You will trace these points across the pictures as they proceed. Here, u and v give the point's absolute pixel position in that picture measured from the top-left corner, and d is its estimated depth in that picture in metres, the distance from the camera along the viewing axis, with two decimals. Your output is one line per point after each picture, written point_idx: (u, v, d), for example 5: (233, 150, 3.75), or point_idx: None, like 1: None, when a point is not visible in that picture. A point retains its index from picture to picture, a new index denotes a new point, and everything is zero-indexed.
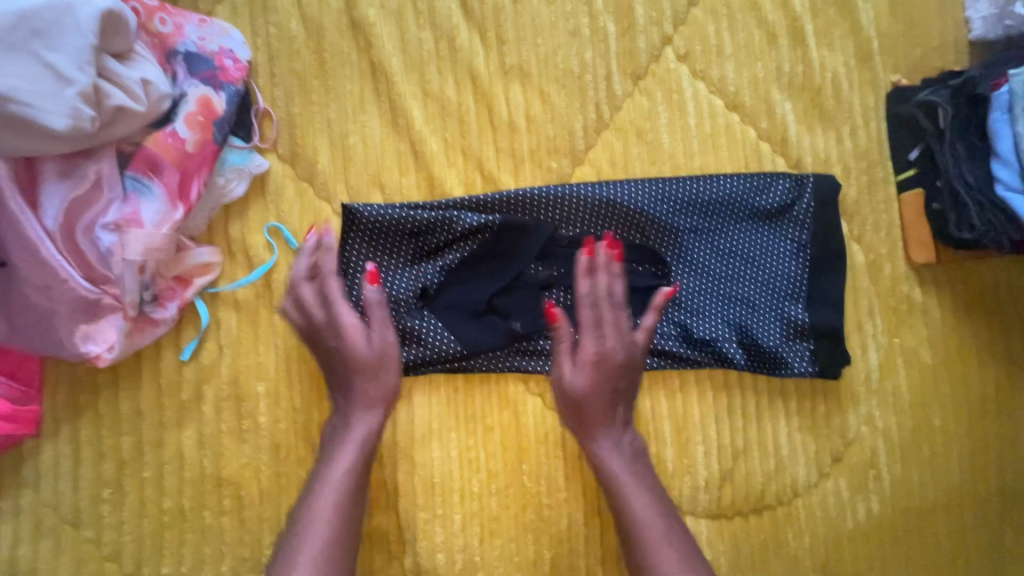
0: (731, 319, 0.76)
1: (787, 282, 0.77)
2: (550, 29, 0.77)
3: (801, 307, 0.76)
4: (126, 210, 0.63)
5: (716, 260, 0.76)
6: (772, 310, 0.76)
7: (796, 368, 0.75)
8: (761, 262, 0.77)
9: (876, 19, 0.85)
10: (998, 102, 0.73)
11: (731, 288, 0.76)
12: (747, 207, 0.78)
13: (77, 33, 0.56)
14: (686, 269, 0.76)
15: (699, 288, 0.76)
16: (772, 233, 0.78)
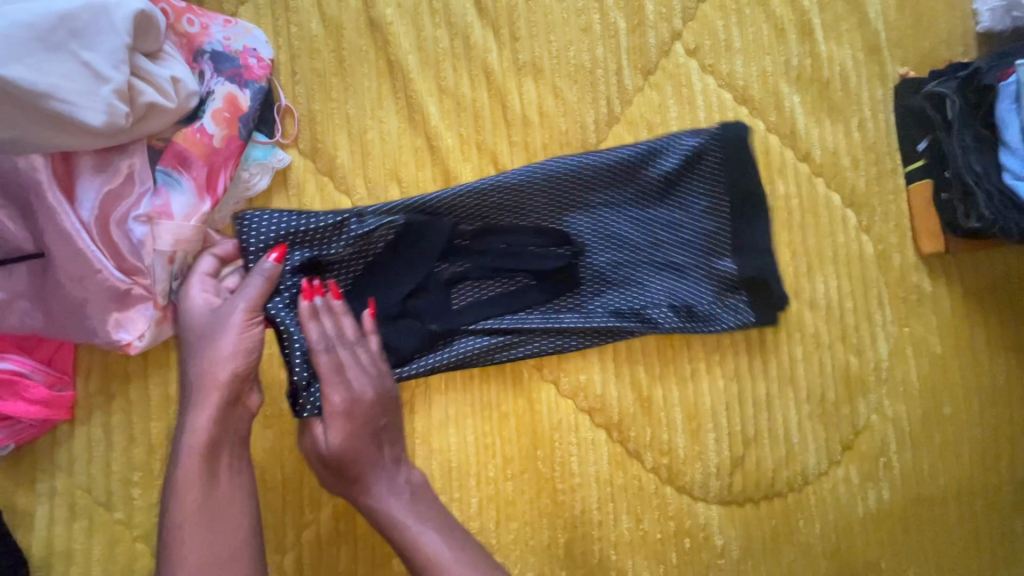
0: (680, 287, 0.75)
1: (704, 246, 0.76)
2: (563, 25, 0.79)
3: (728, 259, 0.75)
4: (156, 202, 0.65)
5: (621, 227, 0.76)
6: (702, 271, 0.75)
7: (736, 322, 0.75)
8: (668, 226, 0.76)
9: (884, 13, 0.86)
10: (1004, 93, 0.75)
11: (655, 254, 0.76)
12: (629, 174, 0.75)
13: (113, 34, 0.59)
14: (603, 244, 0.75)
15: (629, 258, 0.76)
16: (668, 198, 0.76)
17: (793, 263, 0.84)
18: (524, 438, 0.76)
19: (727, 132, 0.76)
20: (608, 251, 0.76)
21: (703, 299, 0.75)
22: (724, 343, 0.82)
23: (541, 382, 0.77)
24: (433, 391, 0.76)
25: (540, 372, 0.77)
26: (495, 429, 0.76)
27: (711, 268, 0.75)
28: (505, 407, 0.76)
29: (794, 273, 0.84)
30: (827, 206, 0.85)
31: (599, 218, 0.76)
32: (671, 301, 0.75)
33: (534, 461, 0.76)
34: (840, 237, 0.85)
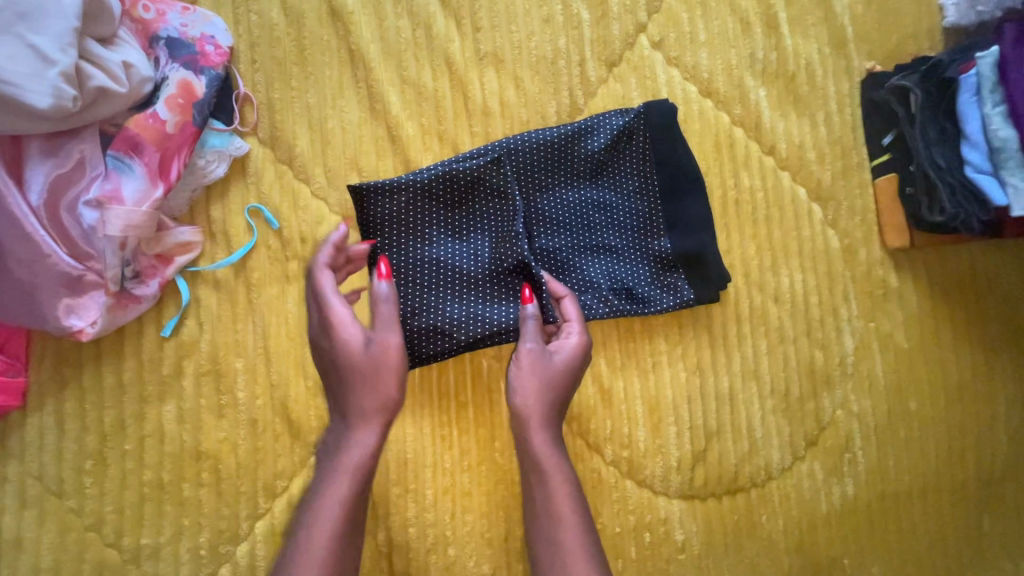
0: (612, 268, 0.77)
1: (637, 227, 0.78)
2: (525, 17, 0.79)
3: (663, 239, 0.78)
4: (107, 186, 0.65)
5: (559, 211, 0.77)
6: (633, 250, 0.77)
7: (675, 301, 0.77)
8: (603, 208, 0.78)
9: (850, 7, 0.86)
10: (965, 85, 0.74)
11: (589, 236, 0.77)
12: (564, 156, 0.77)
13: (61, 17, 0.59)
14: (536, 226, 0.76)
15: (563, 243, 0.76)
16: (602, 180, 0.78)
17: (758, 256, 0.84)
18: (482, 429, 0.75)
19: (653, 114, 0.79)
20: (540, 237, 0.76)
21: (635, 278, 0.77)
22: (686, 336, 0.81)
23: (498, 373, 0.77)
24: None
25: (498, 363, 0.77)
26: (451, 419, 0.75)
27: (644, 247, 0.78)
28: (463, 398, 0.76)
29: (759, 267, 0.83)
30: (793, 200, 0.85)
31: (535, 205, 0.77)
32: (605, 283, 0.76)
33: (491, 452, 0.75)
34: (805, 231, 0.85)
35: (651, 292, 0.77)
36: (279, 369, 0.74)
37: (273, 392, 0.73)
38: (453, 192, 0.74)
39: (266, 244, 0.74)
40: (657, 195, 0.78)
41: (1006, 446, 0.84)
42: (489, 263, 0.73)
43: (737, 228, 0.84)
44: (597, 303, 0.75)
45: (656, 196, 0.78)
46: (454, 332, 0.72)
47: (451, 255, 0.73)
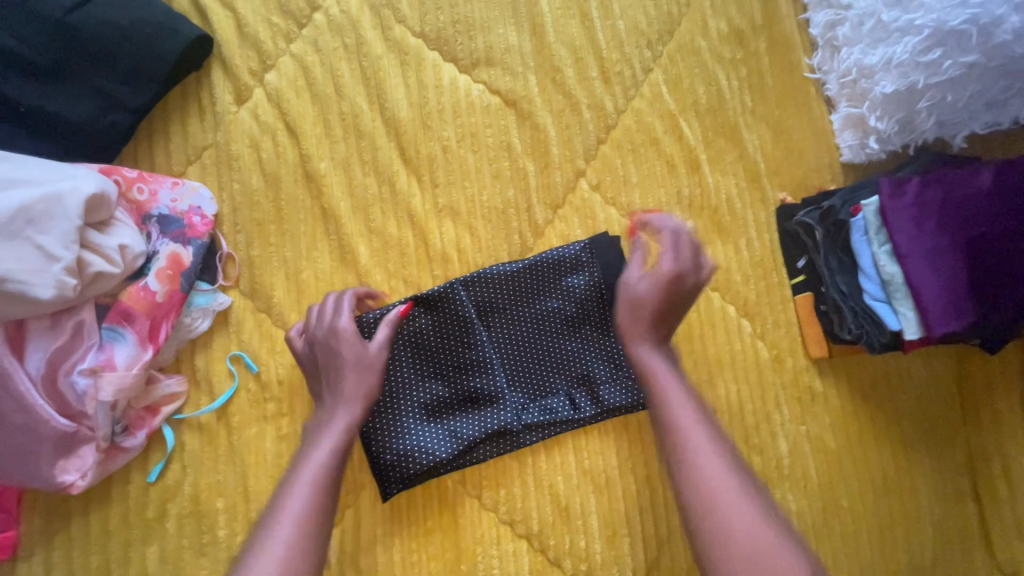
0: (571, 375, 0.86)
1: (594, 337, 0.87)
2: (477, 173, 0.90)
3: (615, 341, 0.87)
4: (100, 356, 0.72)
5: (521, 333, 0.86)
6: (589, 358, 0.87)
7: (629, 403, 0.86)
8: (562, 322, 0.87)
9: (761, 147, 0.98)
10: (856, 226, 0.86)
11: (548, 350, 0.86)
12: (520, 284, 0.86)
13: (65, 218, 0.68)
14: (498, 347, 0.85)
15: (525, 361, 0.85)
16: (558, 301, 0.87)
17: (695, 371, 0.93)
18: (448, 552, 0.82)
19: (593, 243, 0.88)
20: (501, 357, 0.85)
21: (592, 384, 0.86)
22: (636, 449, 0.89)
23: (463, 496, 0.83)
24: (365, 510, 0.81)
25: (463, 486, 0.84)
26: (420, 545, 0.81)
27: (600, 353, 0.87)
28: (430, 523, 0.82)
29: (697, 381, 0.92)
30: (723, 317, 0.94)
31: (497, 328, 0.85)
32: (565, 391, 0.86)
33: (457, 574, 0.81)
34: (736, 346, 0.94)
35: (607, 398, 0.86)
36: (257, 507, 0.79)
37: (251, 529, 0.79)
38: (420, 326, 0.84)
39: (246, 388, 0.82)
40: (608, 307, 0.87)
41: (932, 535, 0.92)
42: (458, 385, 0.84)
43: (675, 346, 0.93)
44: (559, 411, 0.85)
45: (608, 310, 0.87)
46: (430, 451, 0.81)
47: (422, 380, 0.83)
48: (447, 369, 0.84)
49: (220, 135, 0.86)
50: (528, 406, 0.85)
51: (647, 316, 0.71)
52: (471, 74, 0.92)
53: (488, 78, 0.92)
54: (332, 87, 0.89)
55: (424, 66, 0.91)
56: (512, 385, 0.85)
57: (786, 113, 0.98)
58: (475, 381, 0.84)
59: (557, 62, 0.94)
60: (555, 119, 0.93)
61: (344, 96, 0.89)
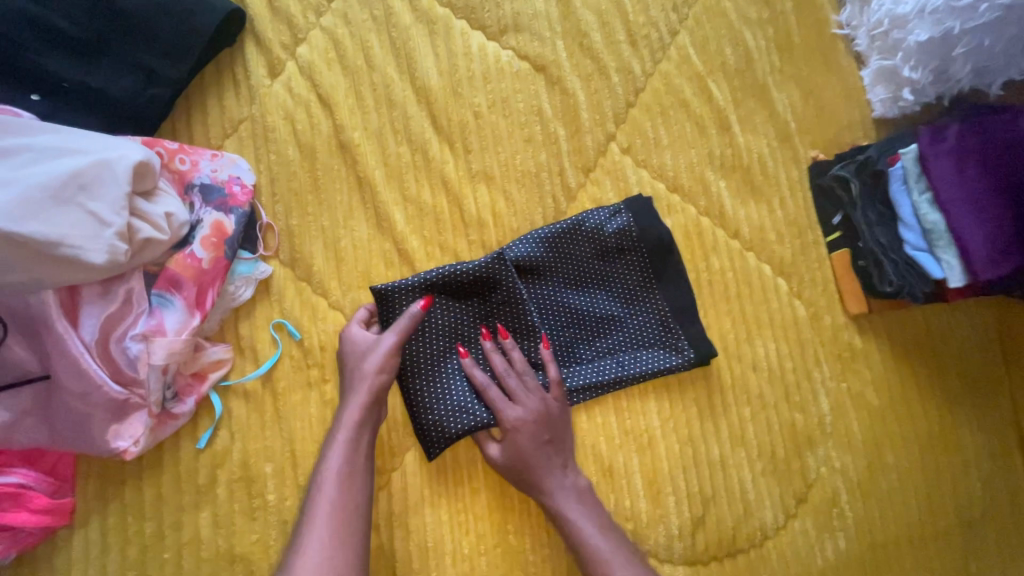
0: (617, 337, 0.87)
1: (636, 301, 0.88)
2: (508, 138, 0.91)
3: (660, 300, 0.88)
4: (151, 322, 0.73)
5: (564, 296, 0.87)
6: (634, 319, 0.88)
7: (677, 362, 0.86)
8: (603, 286, 0.88)
9: (791, 105, 0.97)
10: (894, 176, 0.86)
11: (593, 313, 0.87)
12: (564, 250, 0.87)
13: (114, 185, 0.69)
14: (545, 311, 0.86)
15: (568, 324, 0.86)
16: (603, 266, 0.88)
17: (733, 330, 0.92)
18: (494, 513, 0.82)
19: (633, 208, 0.90)
20: (545, 319, 0.85)
21: (636, 345, 0.87)
22: (677, 409, 0.89)
23: None
24: (411, 473, 0.82)
25: None
26: (466, 506, 0.81)
27: (642, 316, 0.88)
28: (475, 483, 0.82)
29: (735, 340, 0.92)
30: (759, 277, 0.94)
31: (542, 291, 0.86)
32: (609, 354, 0.86)
33: (505, 535, 0.81)
34: (773, 304, 0.93)
35: (654, 357, 0.86)
36: (305, 471, 0.80)
37: (300, 493, 0.79)
38: (466, 292, 0.84)
39: (289, 355, 0.83)
40: (648, 270, 0.89)
41: (980, 488, 0.91)
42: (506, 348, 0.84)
43: (712, 306, 0.92)
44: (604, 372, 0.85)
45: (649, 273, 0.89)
46: (476, 414, 0.80)
47: (469, 345, 0.83)
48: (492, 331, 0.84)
49: (256, 108, 0.87)
50: (571, 367, 0.85)
51: (541, 438, 0.78)
52: (499, 41, 0.93)
53: (517, 45, 0.93)
54: (363, 58, 0.90)
55: (452, 35, 0.92)
56: (556, 346, 0.85)
57: (814, 70, 0.98)
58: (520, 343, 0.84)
59: (584, 27, 0.95)
60: (584, 83, 0.94)
61: (375, 66, 0.90)
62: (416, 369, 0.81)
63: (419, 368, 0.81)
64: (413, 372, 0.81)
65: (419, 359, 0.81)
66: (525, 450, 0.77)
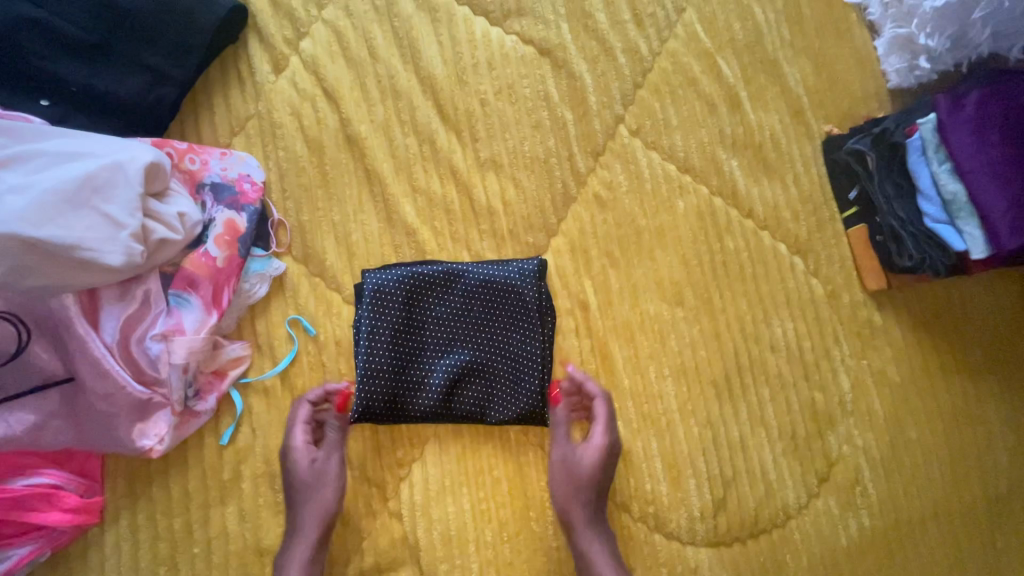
0: (526, 309, 0.82)
1: (466, 293, 0.82)
2: (516, 125, 0.90)
3: (493, 284, 0.82)
4: (170, 322, 0.74)
5: (446, 334, 0.82)
6: (485, 321, 0.82)
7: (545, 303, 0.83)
8: (409, 336, 0.81)
9: (803, 80, 0.95)
10: (912, 148, 0.83)
11: (498, 306, 0.82)
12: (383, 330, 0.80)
13: (128, 187, 0.69)
14: (466, 341, 0.82)
15: (477, 342, 0.82)
16: (429, 315, 0.82)
17: (749, 311, 0.91)
18: (517, 500, 0.82)
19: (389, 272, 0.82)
20: (456, 352, 0.81)
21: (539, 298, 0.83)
22: (695, 392, 0.88)
23: (528, 445, 0.83)
24: (431, 463, 0.82)
25: (526, 436, 0.84)
26: (488, 494, 0.82)
27: (508, 287, 0.82)
28: (497, 472, 0.82)
29: (752, 320, 0.91)
30: (775, 256, 0.92)
31: (430, 338, 0.81)
32: (531, 339, 0.82)
33: (528, 521, 0.81)
34: (790, 283, 0.92)
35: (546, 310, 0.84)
36: None
37: None
38: (402, 384, 0.80)
39: (307, 350, 0.83)
40: (467, 273, 0.83)
41: (1007, 464, 0.90)
42: (481, 383, 0.81)
43: (727, 288, 0.91)
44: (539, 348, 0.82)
45: (433, 297, 0.82)
46: (526, 394, 0.81)
47: (462, 401, 0.81)
48: (431, 408, 0.80)
49: (262, 105, 0.87)
50: (518, 368, 0.82)
51: (582, 489, 0.78)
52: (503, 26, 0.91)
53: (521, 29, 0.91)
54: (366, 49, 0.89)
55: (455, 22, 0.91)
56: (488, 363, 0.81)
57: (826, 43, 0.96)
58: (465, 382, 0.81)
59: (589, 8, 0.93)
60: (590, 66, 0.92)
61: (378, 58, 0.89)
62: (454, 408, 0.81)
63: (456, 408, 0.81)
64: (456, 404, 0.81)
65: (448, 406, 0.81)
66: (571, 504, 0.78)
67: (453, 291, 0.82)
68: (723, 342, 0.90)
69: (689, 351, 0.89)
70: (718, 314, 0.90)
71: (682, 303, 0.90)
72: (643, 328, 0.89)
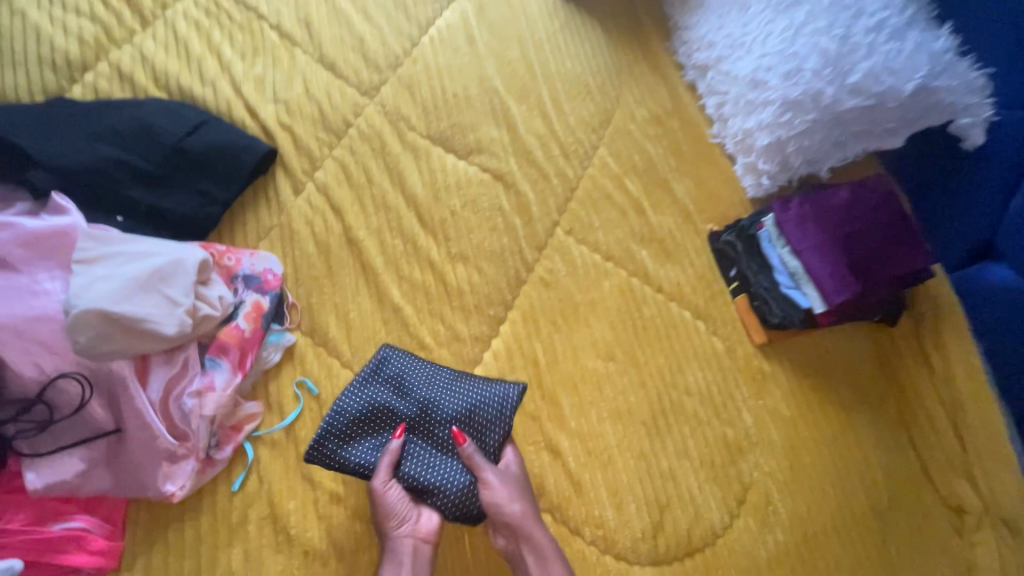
0: (488, 425, 0.95)
1: (446, 389, 0.96)
2: (478, 228, 1.19)
3: (471, 390, 0.96)
4: (204, 380, 0.93)
5: (416, 417, 0.94)
6: (451, 421, 0.94)
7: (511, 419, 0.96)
8: (389, 403, 0.94)
9: (688, 192, 1.30)
10: (763, 237, 1.20)
11: (469, 412, 0.95)
12: (371, 391, 0.94)
13: (185, 276, 0.92)
14: (429, 429, 0.94)
15: (435, 436, 0.94)
16: (413, 391, 0.95)
17: (666, 363, 1.15)
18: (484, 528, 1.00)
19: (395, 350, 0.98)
20: (414, 435, 0.94)
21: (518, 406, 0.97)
22: (629, 430, 1.09)
23: None
24: None
25: None
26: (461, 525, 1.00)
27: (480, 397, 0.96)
28: None
29: (670, 371, 1.15)
30: (682, 320, 1.19)
31: (403, 413, 0.94)
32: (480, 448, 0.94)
33: (495, 547, 0.99)
34: (696, 340, 1.18)
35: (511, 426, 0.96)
36: (323, 502, 0.95)
37: (321, 524, 0.94)
38: (365, 438, 0.92)
39: (309, 407, 1.01)
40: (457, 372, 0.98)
41: (883, 480, 1.11)
42: (422, 471, 0.92)
43: (647, 345, 1.16)
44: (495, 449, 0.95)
45: (420, 381, 0.96)
46: (460, 498, 0.91)
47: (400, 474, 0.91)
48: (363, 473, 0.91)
49: (284, 217, 1.14)
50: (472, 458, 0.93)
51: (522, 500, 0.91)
52: (467, 160, 1.25)
53: (480, 162, 1.25)
54: (364, 177, 1.20)
55: (431, 157, 1.24)
56: (444, 443, 0.94)
57: (702, 166, 1.32)
58: (412, 462, 0.92)
59: (529, 147, 1.28)
60: (532, 186, 1.25)
61: (374, 182, 1.20)
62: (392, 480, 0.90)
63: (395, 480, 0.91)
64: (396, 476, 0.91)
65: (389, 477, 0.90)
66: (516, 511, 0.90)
67: (437, 384, 0.96)
68: (648, 389, 1.12)
69: (622, 398, 1.11)
70: (642, 367, 1.14)
71: (613, 359, 1.14)
72: (584, 380, 1.11)
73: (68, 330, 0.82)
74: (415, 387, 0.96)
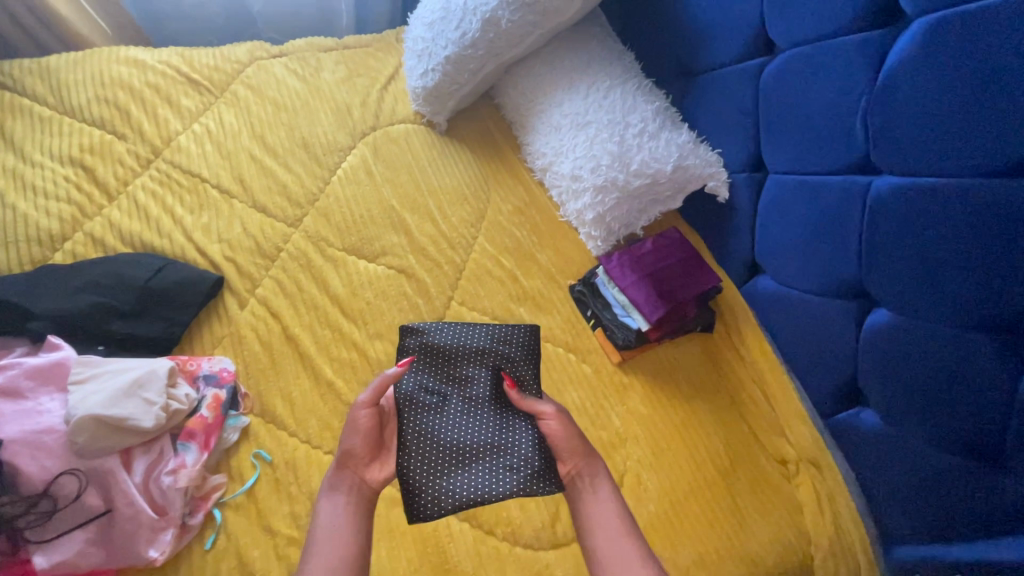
0: (504, 463, 1.12)
1: (518, 413, 1.20)
2: (389, 312, 1.55)
3: (527, 434, 1.16)
4: (177, 461, 1.19)
5: (483, 399, 1.20)
6: (495, 436, 1.15)
7: (524, 484, 1.09)
8: (482, 367, 1.23)
9: (550, 257, 1.71)
10: (600, 283, 1.62)
11: (510, 440, 1.15)
12: (495, 348, 1.25)
13: (158, 381, 1.21)
14: (481, 418, 1.17)
15: (476, 426, 1.16)
16: (501, 383, 1.22)
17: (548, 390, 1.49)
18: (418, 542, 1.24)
19: (530, 337, 1.29)
20: (464, 410, 1.18)
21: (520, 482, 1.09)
22: None
23: None
24: None
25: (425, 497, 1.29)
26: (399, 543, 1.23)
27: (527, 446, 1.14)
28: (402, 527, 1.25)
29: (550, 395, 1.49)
30: (556, 355, 1.55)
31: (480, 387, 1.21)
32: (484, 464, 1.11)
33: (428, 555, 1.23)
34: (569, 368, 1.53)
35: (523, 486, 1.08)
36: (281, 545, 1.19)
37: (281, 563, 1.17)
38: (438, 366, 1.22)
39: (264, 471, 1.27)
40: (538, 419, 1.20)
41: (723, 448, 1.45)
42: (434, 429, 1.14)
43: None
44: (480, 488, 1.08)
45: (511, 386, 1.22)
46: (430, 475, 1.10)
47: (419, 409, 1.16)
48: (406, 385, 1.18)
49: (233, 327, 1.46)
50: (456, 469, 1.11)
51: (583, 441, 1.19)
52: (376, 262, 1.63)
53: (386, 261, 1.63)
54: (295, 287, 1.54)
55: (347, 264, 1.61)
56: (450, 440, 1.14)
57: (557, 237, 1.74)
58: (435, 413, 1.16)
59: (423, 244, 1.67)
60: (429, 273, 1.63)
61: (304, 290, 1.54)
62: (418, 403, 1.17)
63: (416, 405, 1.16)
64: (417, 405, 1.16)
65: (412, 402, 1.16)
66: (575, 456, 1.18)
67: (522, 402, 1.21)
68: None
69: None
70: None
71: None
72: None
73: (69, 436, 1.09)
74: (509, 381, 1.22)
